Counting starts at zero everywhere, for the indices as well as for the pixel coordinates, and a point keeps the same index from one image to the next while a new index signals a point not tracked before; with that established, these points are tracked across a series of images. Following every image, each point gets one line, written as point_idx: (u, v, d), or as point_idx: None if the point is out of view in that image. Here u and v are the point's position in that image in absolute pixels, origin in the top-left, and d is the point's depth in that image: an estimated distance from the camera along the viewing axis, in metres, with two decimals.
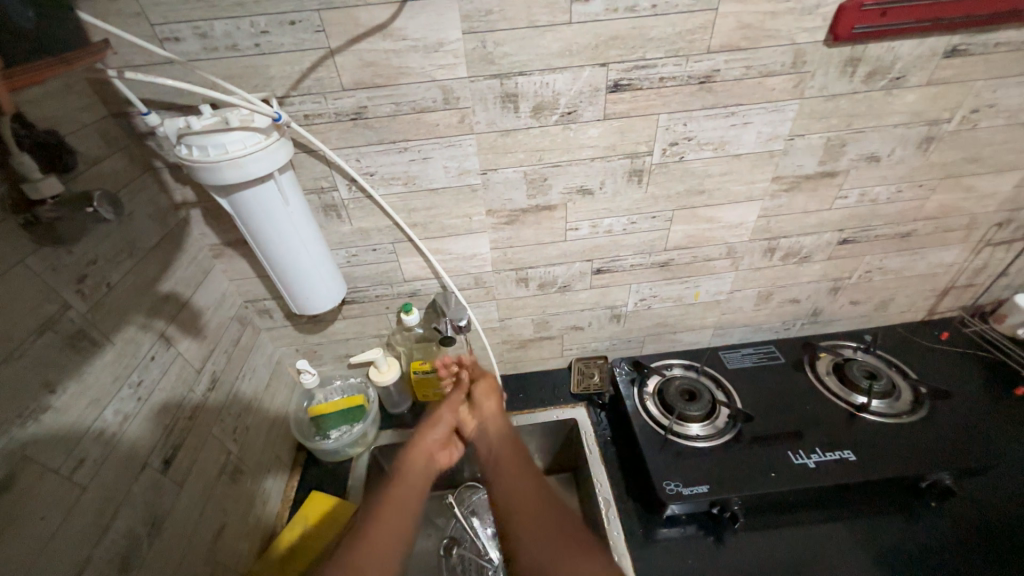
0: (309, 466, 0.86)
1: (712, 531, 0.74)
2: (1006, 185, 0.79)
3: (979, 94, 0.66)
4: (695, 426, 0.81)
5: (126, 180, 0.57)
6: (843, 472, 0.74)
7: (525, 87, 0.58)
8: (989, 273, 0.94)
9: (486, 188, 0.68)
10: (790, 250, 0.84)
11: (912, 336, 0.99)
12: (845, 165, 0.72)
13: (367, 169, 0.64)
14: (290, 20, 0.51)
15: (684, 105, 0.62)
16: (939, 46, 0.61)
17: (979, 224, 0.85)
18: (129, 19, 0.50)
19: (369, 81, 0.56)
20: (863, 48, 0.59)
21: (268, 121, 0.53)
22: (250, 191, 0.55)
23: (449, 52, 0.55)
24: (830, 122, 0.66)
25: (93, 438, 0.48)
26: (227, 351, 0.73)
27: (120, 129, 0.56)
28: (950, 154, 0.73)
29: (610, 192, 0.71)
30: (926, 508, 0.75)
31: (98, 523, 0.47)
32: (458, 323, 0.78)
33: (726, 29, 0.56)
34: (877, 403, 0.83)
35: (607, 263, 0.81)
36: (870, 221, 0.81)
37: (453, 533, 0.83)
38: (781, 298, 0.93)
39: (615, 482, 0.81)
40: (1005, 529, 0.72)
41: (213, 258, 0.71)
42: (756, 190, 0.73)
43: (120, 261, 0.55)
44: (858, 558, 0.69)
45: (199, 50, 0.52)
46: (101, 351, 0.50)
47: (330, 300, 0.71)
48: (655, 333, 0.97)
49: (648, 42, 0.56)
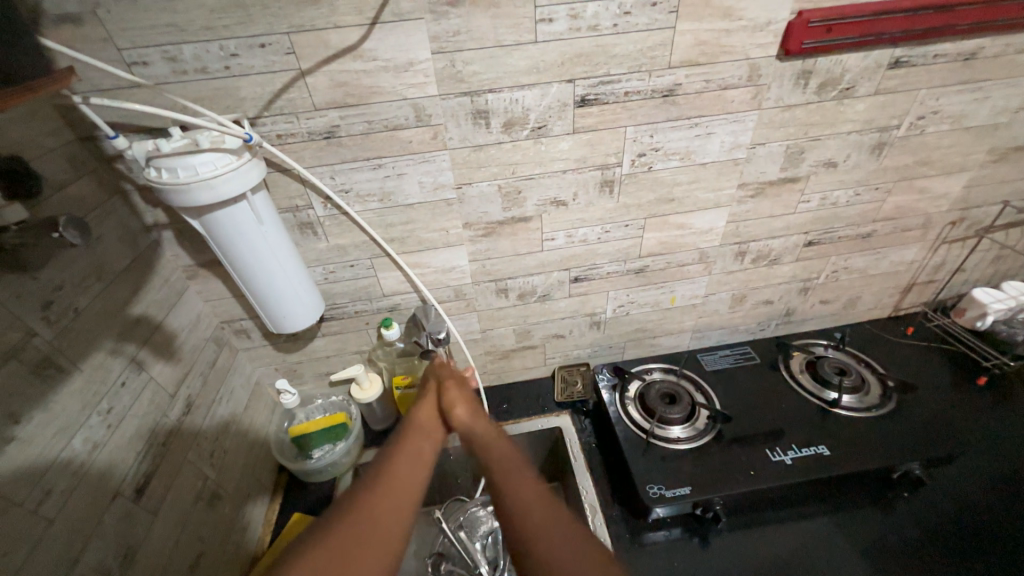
0: (291, 487, 0.84)
1: (696, 532, 0.75)
2: (955, 186, 0.83)
3: (923, 102, 0.70)
4: (676, 429, 0.83)
5: (94, 204, 0.56)
6: (819, 467, 0.76)
7: (495, 104, 0.60)
8: (947, 269, 0.99)
9: (462, 202, 0.69)
10: (760, 253, 0.87)
11: (880, 332, 1.03)
12: (805, 171, 0.76)
13: (342, 187, 0.64)
14: (259, 43, 0.52)
15: (649, 117, 0.65)
16: (883, 58, 0.65)
17: (934, 223, 0.89)
18: (95, 44, 0.50)
19: (341, 100, 0.57)
20: (814, 61, 0.63)
21: (239, 142, 0.53)
22: (222, 212, 0.55)
23: (419, 72, 0.56)
24: (788, 131, 0.70)
25: (60, 469, 0.47)
26: (203, 373, 0.72)
27: (87, 152, 0.56)
28: (901, 158, 0.77)
29: (583, 202, 0.73)
30: (899, 498, 0.77)
31: (66, 556, 0.45)
32: (437, 336, 0.78)
33: (684, 45, 0.59)
34: (849, 398, 0.85)
35: (584, 271, 0.83)
36: (832, 223, 0.85)
37: (441, 549, 0.82)
38: (754, 300, 0.96)
39: (601, 489, 0.82)
40: (975, 514, 0.74)
41: (187, 279, 0.70)
42: (723, 196, 0.76)
43: (88, 286, 0.54)
44: (837, 551, 0.71)
45: (168, 73, 0.52)
46: (69, 378, 0.49)
47: (308, 317, 0.70)
48: (636, 338, 0.98)
49: (612, 59, 0.59)
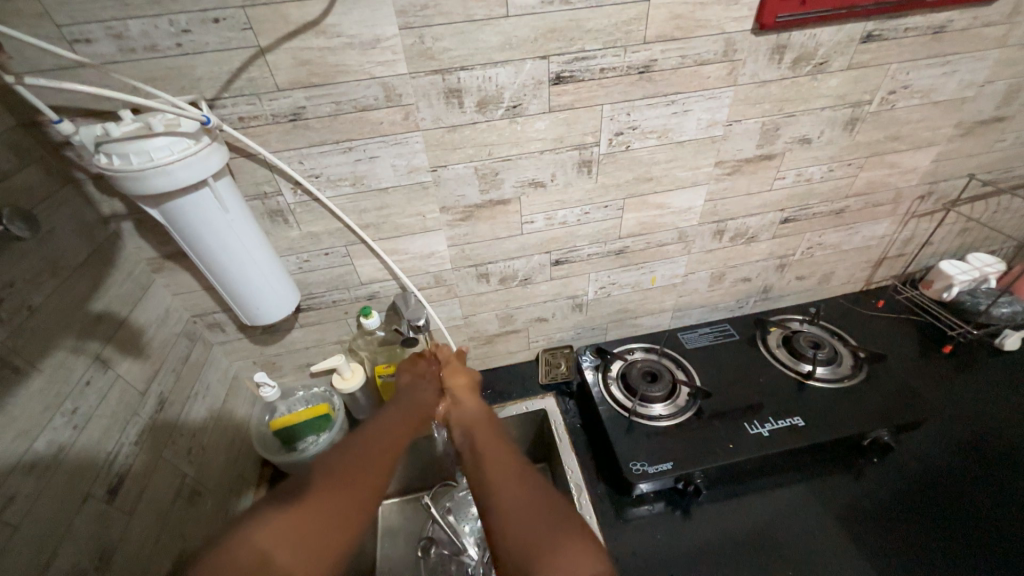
0: (275, 479, 0.83)
1: (678, 505, 0.77)
2: (924, 160, 0.85)
3: (894, 77, 0.71)
4: (657, 406, 0.84)
5: (43, 194, 0.53)
6: (795, 437, 0.79)
7: (467, 82, 0.58)
8: (916, 243, 1.01)
9: (437, 186, 0.67)
10: (738, 230, 0.87)
11: (852, 305, 1.06)
12: (781, 148, 0.76)
13: (312, 171, 0.62)
14: (213, 18, 0.49)
15: (625, 95, 0.64)
16: (856, 32, 0.65)
17: (904, 198, 0.91)
18: (31, 20, 0.46)
19: (305, 80, 0.54)
20: (788, 35, 0.63)
21: (196, 125, 0.50)
22: (183, 200, 0.52)
23: (386, 49, 0.54)
24: (764, 107, 0.70)
25: (22, 474, 0.45)
26: (176, 369, 0.69)
27: (32, 139, 0.52)
28: (874, 134, 0.78)
29: (562, 183, 0.72)
30: (869, 463, 0.80)
31: (37, 560, 0.44)
32: (416, 323, 0.76)
33: (659, 20, 0.58)
34: (824, 370, 0.88)
35: (565, 253, 0.82)
36: (808, 200, 0.86)
37: (431, 533, 0.82)
38: (733, 278, 0.97)
39: (586, 467, 0.83)
40: (936, 474, 0.78)
41: (152, 272, 0.67)
42: (701, 175, 0.76)
43: (42, 281, 0.51)
44: (812, 515, 0.74)
45: (115, 52, 0.49)
46: (26, 379, 0.47)
47: (282, 308, 0.68)
48: (618, 319, 0.99)
49: (586, 34, 0.57)
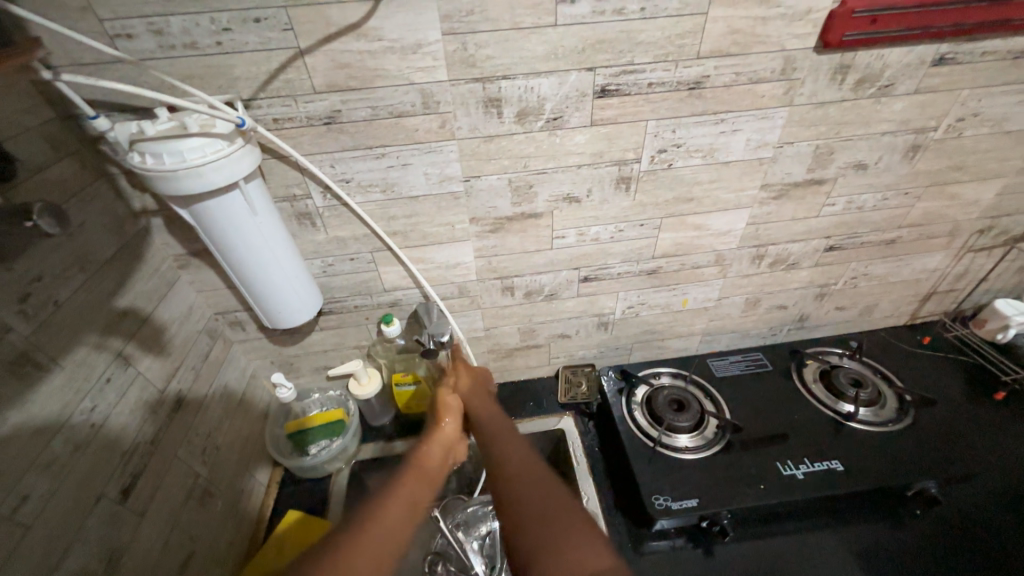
0: (287, 483, 0.82)
1: (701, 543, 0.73)
2: (988, 193, 0.79)
3: (965, 103, 0.66)
4: (683, 437, 0.80)
5: (75, 188, 0.52)
6: (832, 482, 0.74)
7: (508, 92, 0.56)
8: (970, 279, 0.95)
9: (469, 196, 0.65)
10: (778, 256, 0.83)
11: (895, 340, 1.00)
12: (833, 173, 0.71)
13: (343, 176, 0.60)
14: (254, 18, 0.47)
15: (672, 111, 0.60)
16: (927, 54, 0.60)
17: (961, 230, 0.85)
18: (75, 13, 0.45)
19: (343, 83, 0.53)
20: (853, 55, 0.58)
21: (231, 127, 0.49)
22: (212, 202, 0.51)
23: (427, 54, 0.52)
24: (819, 129, 0.65)
25: (38, 472, 0.44)
26: (196, 368, 0.69)
27: (68, 132, 0.52)
28: (936, 163, 0.73)
29: (597, 200, 0.69)
30: (910, 514, 0.75)
31: (46, 563, 0.43)
32: (440, 338, 0.73)
33: (716, 33, 0.54)
34: (864, 412, 0.83)
35: (595, 271, 0.79)
36: (856, 229, 0.81)
37: (439, 548, 0.80)
38: (768, 304, 0.92)
39: (603, 495, 0.79)
40: (988, 531, 0.72)
41: (178, 269, 0.67)
42: (745, 197, 0.72)
43: (69, 277, 0.50)
44: (845, 566, 0.69)
45: (156, 48, 0.48)
46: (48, 375, 0.46)
47: (305, 312, 0.67)
48: (644, 340, 0.95)
49: (637, 46, 0.54)
